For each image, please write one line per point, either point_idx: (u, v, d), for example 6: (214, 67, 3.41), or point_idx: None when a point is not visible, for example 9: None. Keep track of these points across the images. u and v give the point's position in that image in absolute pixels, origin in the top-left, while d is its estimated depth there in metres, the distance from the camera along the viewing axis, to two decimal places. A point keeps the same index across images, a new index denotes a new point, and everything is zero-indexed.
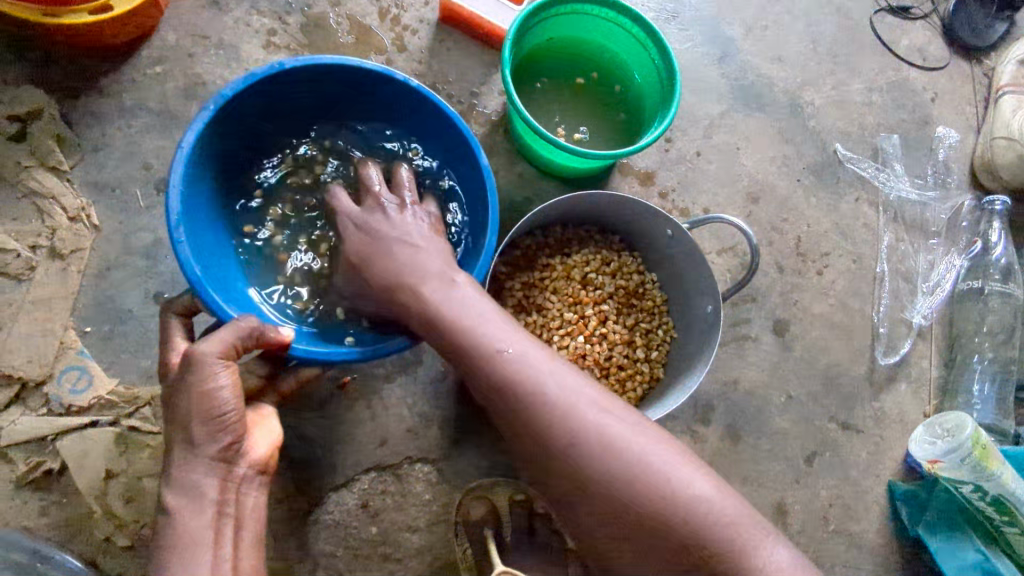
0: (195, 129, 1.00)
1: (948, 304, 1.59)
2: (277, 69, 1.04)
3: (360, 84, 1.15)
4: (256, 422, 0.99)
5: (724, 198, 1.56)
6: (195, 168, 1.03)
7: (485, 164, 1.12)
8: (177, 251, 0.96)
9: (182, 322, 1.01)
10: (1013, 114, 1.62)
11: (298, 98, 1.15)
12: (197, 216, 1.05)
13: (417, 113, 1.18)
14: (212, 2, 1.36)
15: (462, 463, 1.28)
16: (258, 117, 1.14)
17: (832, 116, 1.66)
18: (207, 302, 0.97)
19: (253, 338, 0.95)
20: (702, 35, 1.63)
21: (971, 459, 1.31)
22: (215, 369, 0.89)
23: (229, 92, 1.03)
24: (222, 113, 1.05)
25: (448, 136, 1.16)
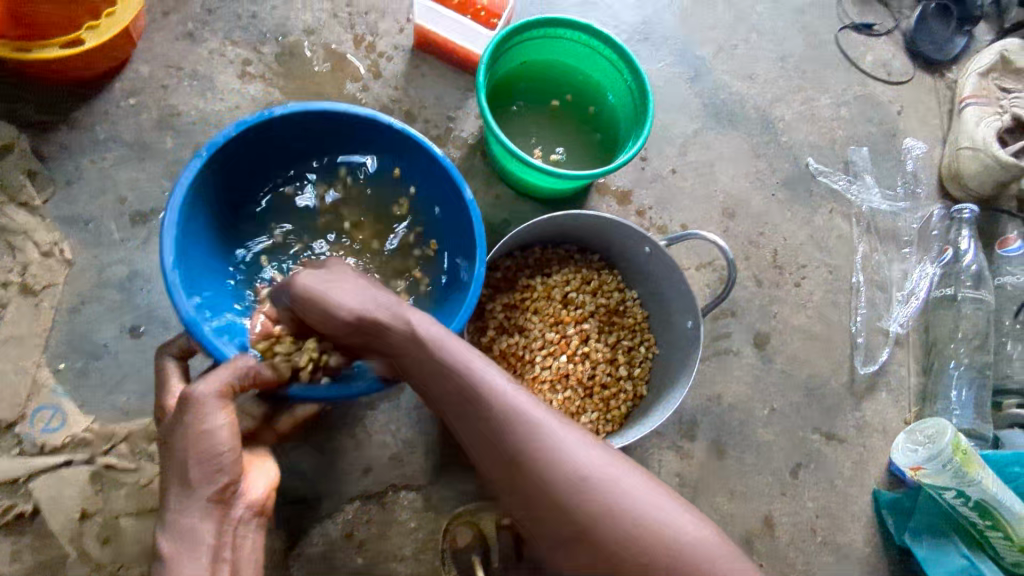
0: (187, 176, 1.01)
1: (922, 312, 1.62)
2: (266, 116, 1.06)
3: (348, 130, 1.16)
4: (254, 464, 0.96)
5: (700, 215, 1.58)
6: (188, 216, 1.04)
7: (470, 197, 1.11)
8: (171, 296, 0.96)
9: (179, 364, 1.03)
10: (976, 125, 1.67)
11: (287, 144, 1.16)
12: (192, 262, 1.05)
13: (408, 156, 1.19)
14: (186, 34, 1.37)
15: (448, 489, 1.27)
16: (249, 166, 1.15)
17: (803, 131, 1.70)
18: (202, 342, 0.96)
19: (251, 378, 0.94)
20: (673, 55, 1.66)
21: (952, 464, 1.31)
22: (211, 409, 0.87)
23: (220, 140, 1.04)
24: (216, 160, 1.06)
25: (435, 174, 1.17)
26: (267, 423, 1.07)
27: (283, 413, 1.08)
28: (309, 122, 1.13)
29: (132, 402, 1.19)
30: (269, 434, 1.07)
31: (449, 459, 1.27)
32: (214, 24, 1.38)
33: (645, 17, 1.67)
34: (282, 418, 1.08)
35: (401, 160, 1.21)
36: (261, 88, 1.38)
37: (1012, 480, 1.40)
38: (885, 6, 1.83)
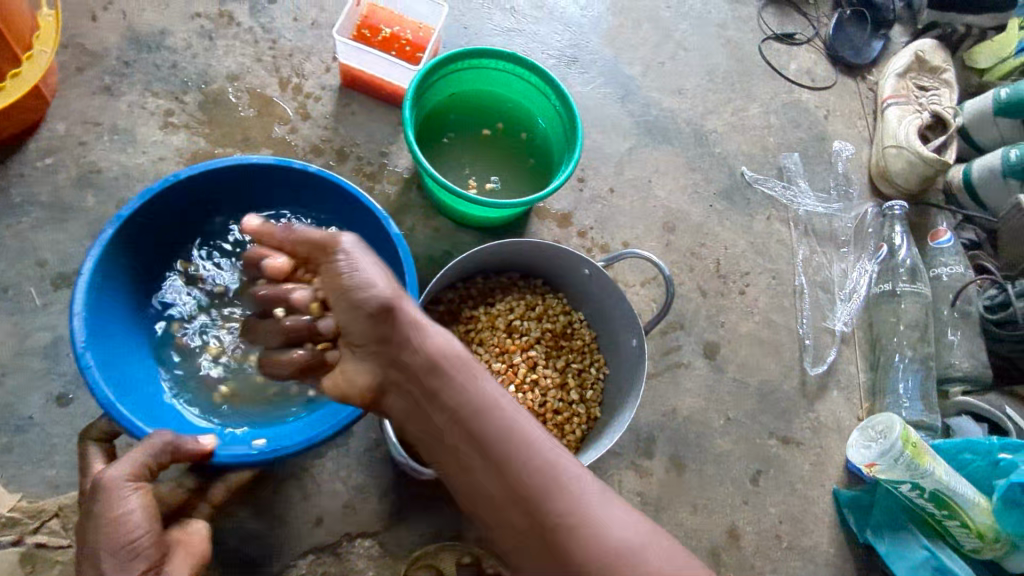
0: (93, 254, 1.00)
1: (864, 309, 1.65)
2: (172, 181, 1.06)
3: (264, 181, 1.17)
4: (179, 543, 0.93)
5: (642, 231, 1.58)
6: (103, 291, 1.03)
7: (395, 232, 1.11)
8: (86, 376, 0.94)
9: (103, 448, 0.99)
10: (898, 124, 1.73)
11: (199, 206, 1.16)
12: (109, 338, 1.03)
13: (325, 199, 1.19)
14: (103, 89, 1.34)
15: (405, 532, 1.24)
16: (168, 232, 1.14)
17: (735, 141, 1.73)
18: (121, 422, 0.94)
19: (168, 453, 0.92)
20: (602, 76, 1.69)
21: (903, 458, 1.32)
22: (122, 493, 0.87)
23: (127, 211, 1.04)
24: (124, 233, 1.05)
25: (359, 212, 1.16)
26: (201, 495, 1.03)
27: (217, 482, 1.04)
28: (217, 180, 1.13)
29: (62, 475, 1.14)
30: (204, 506, 1.03)
31: (404, 501, 1.24)
32: (132, 77, 1.36)
33: (572, 41, 1.70)
34: (215, 488, 1.04)
35: (325, 203, 1.20)
36: (186, 138, 1.35)
37: (964, 467, 1.42)
38: (803, 16, 1.90)
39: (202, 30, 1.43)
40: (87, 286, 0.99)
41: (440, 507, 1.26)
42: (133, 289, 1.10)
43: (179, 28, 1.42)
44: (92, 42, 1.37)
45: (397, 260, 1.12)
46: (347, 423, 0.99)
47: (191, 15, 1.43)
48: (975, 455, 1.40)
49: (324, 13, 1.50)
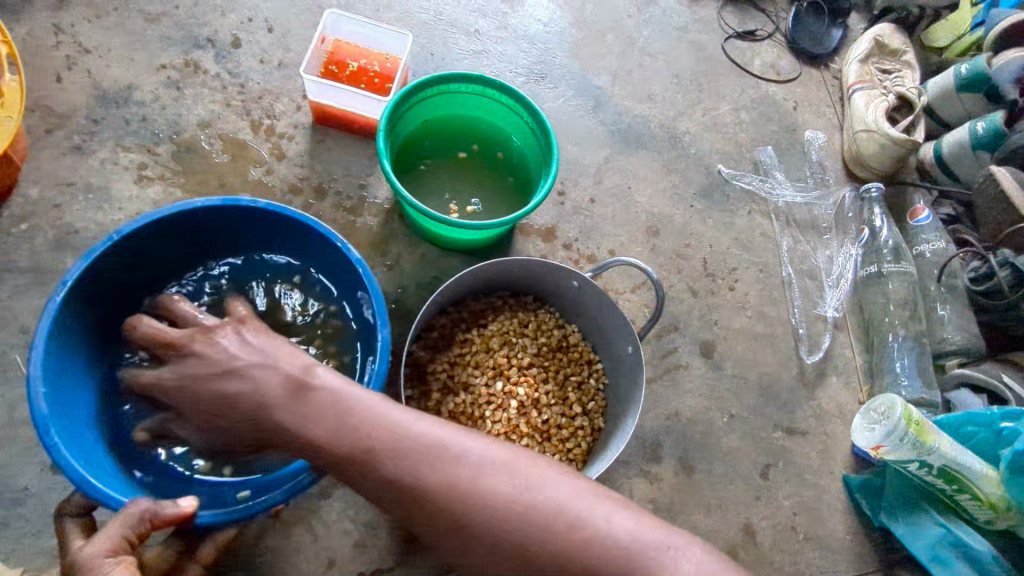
0: (43, 328, 0.96)
1: (854, 292, 1.67)
2: (116, 238, 1.03)
3: (212, 222, 1.14)
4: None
5: (626, 237, 1.59)
6: (58, 365, 0.99)
7: (357, 257, 1.10)
8: (54, 454, 0.90)
9: (80, 522, 0.95)
10: (865, 109, 1.75)
11: (150, 258, 1.12)
12: (69, 407, 0.99)
13: (283, 233, 1.17)
14: (73, 149, 1.33)
15: (419, 565, 1.22)
16: (118, 289, 1.10)
17: (709, 140, 1.75)
18: (95, 495, 0.90)
19: (148, 522, 0.86)
20: (571, 89, 1.71)
21: (909, 437, 1.33)
22: (103, 571, 0.83)
23: (73, 275, 1.00)
24: (72, 300, 1.01)
25: (318, 244, 1.15)
26: (189, 553, 1.00)
27: (205, 540, 1.00)
28: (165, 229, 1.10)
29: None
30: (193, 565, 1.00)
31: (415, 533, 1.22)
32: (102, 133, 1.36)
33: (539, 58, 1.72)
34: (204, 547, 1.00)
35: (281, 237, 1.18)
36: (161, 189, 1.35)
37: (969, 440, 1.42)
38: (762, 13, 1.93)
39: (169, 81, 1.42)
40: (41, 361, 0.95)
41: None
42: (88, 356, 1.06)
43: (146, 81, 1.42)
44: (59, 103, 1.36)
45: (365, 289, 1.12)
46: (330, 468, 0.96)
47: (157, 67, 1.43)
48: (979, 426, 1.40)
49: (290, 53, 1.51)
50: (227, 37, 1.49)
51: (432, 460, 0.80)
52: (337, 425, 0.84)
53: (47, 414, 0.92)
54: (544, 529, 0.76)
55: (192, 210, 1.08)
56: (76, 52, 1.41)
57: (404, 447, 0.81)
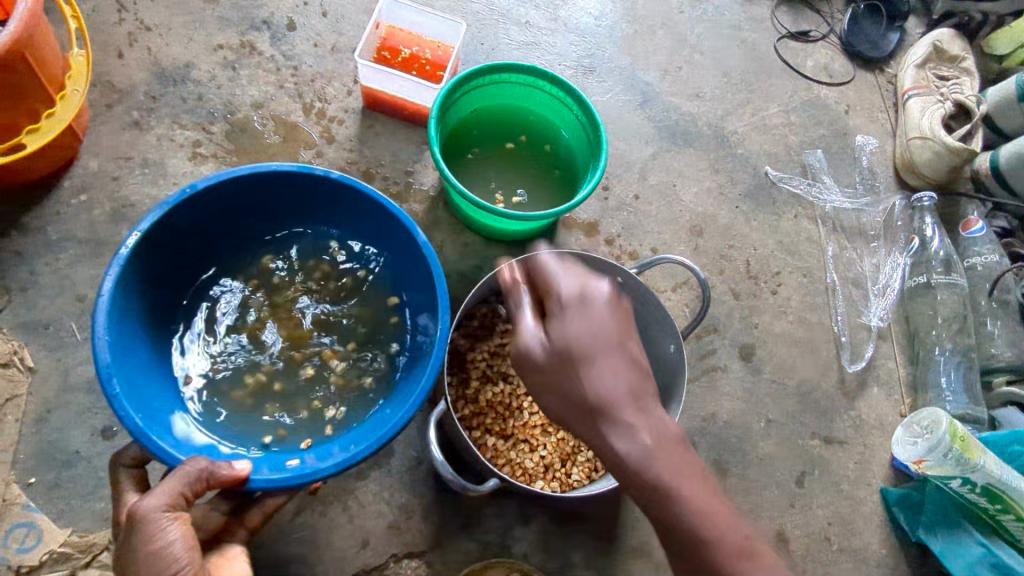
0: (113, 274, 0.97)
1: (899, 302, 1.63)
2: (190, 191, 1.04)
3: (280, 189, 1.15)
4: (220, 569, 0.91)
5: (669, 236, 1.58)
6: (123, 313, 1.00)
7: (423, 240, 1.10)
8: (114, 403, 0.91)
9: (133, 475, 0.96)
10: (921, 115, 1.71)
11: (215, 220, 1.14)
12: (134, 360, 1.00)
13: (341, 205, 1.18)
14: (132, 124, 1.36)
15: (451, 550, 1.23)
16: (183, 244, 1.11)
17: (757, 141, 1.72)
18: (153, 451, 0.92)
19: (204, 481, 0.89)
20: (620, 84, 1.69)
21: (953, 453, 1.30)
22: (162, 525, 0.84)
23: (146, 226, 1.01)
24: (142, 252, 1.03)
25: (377, 215, 1.15)
26: (237, 519, 1.00)
27: (251, 506, 1.00)
28: (234, 190, 1.11)
29: (110, 508, 1.14)
30: (240, 530, 0.99)
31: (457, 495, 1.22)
32: (159, 110, 1.38)
33: (588, 51, 1.71)
34: (251, 512, 1.00)
35: (346, 211, 1.19)
36: (214, 167, 1.37)
37: (1015, 459, 1.38)
38: (816, 13, 1.89)
39: (226, 61, 1.45)
40: (108, 308, 0.96)
41: (484, 523, 1.25)
42: (148, 312, 1.07)
43: (203, 60, 1.44)
44: (120, 78, 1.39)
45: (425, 270, 1.12)
46: (382, 443, 0.97)
47: (214, 47, 1.45)
48: None
49: (343, 37, 1.52)
50: (283, 20, 1.50)
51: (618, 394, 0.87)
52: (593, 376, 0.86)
53: (112, 362, 0.93)
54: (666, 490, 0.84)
55: (262, 173, 1.10)
56: (138, 29, 1.43)
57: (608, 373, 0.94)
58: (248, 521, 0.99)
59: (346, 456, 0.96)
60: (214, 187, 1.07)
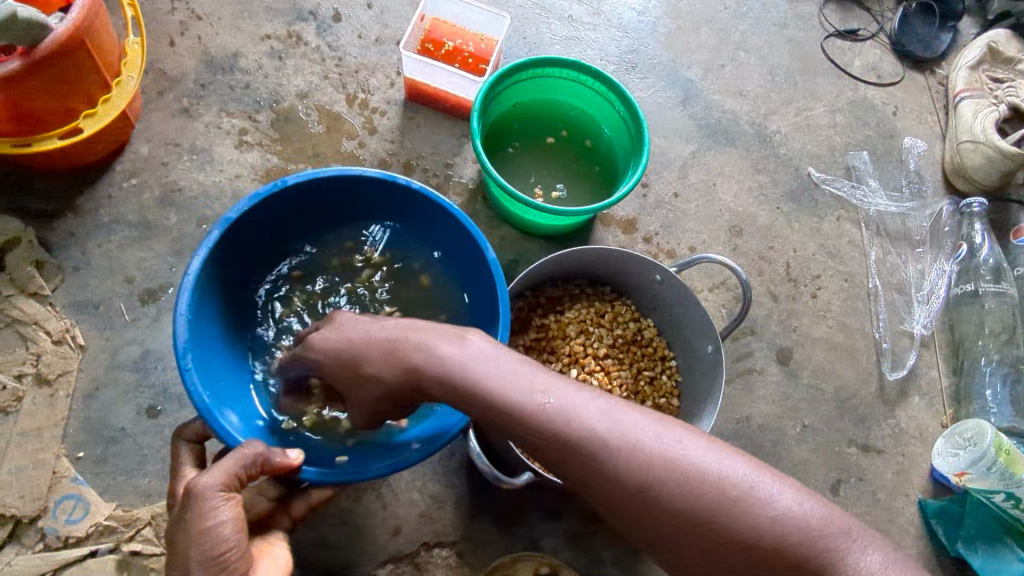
0: (200, 256, 0.98)
1: (945, 310, 1.58)
2: (280, 186, 1.05)
3: (361, 192, 1.15)
4: (263, 552, 0.92)
5: (708, 235, 1.56)
6: (204, 293, 1.01)
7: (492, 257, 1.07)
8: (186, 379, 0.92)
9: (193, 450, 0.98)
10: (973, 118, 1.65)
11: (297, 213, 1.15)
12: (207, 340, 1.01)
13: (415, 215, 1.17)
14: (181, 111, 1.40)
15: (482, 542, 1.24)
16: (264, 233, 1.12)
17: (801, 141, 1.68)
18: (215, 428, 0.92)
19: (259, 466, 0.89)
20: (661, 80, 1.67)
21: (998, 467, 1.28)
22: (214, 504, 0.83)
23: (234, 215, 1.02)
24: (228, 235, 1.04)
25: (449, 228, 1.13)
26: (282, 507, 1.01)
27: (299, 496, 1.02)
28: (321, 188, 1.11)
29: (154, 484, 1.17)
30: (284, 518, 1.01)
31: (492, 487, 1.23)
32: (208, 98, 1.41)
33: (631, 47, 1.69)
34: (297, 502, 1.02)
35: (419, 219, 1.18)
36: (259, 155, 1.40)
37: None
38: (866, 12, 1.84)
39: (272, 51, 1.47)
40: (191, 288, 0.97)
41: (515, 516, 1.26)
42: (223, 298, 1.08)
43: (251, 49, 1.46)
44: (171, 67, 1.42)
45: (489, 286, 1.09)
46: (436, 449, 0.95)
47: (261, 37, 1.48)
48: None
49: (387, 29, 1.53)
50: (328, 11, 1.52)
51: (514, 393, 0.78)
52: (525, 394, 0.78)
53: (189, 340, 0.95)
54: (611, 455, 0.75)
55: (350, 177, 1.09)
56: (189, 18, 1.46)
57: (504, 387, 0.78)
58: (293, 509, 1.01)
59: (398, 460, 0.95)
60: (304, 184, 1.08)
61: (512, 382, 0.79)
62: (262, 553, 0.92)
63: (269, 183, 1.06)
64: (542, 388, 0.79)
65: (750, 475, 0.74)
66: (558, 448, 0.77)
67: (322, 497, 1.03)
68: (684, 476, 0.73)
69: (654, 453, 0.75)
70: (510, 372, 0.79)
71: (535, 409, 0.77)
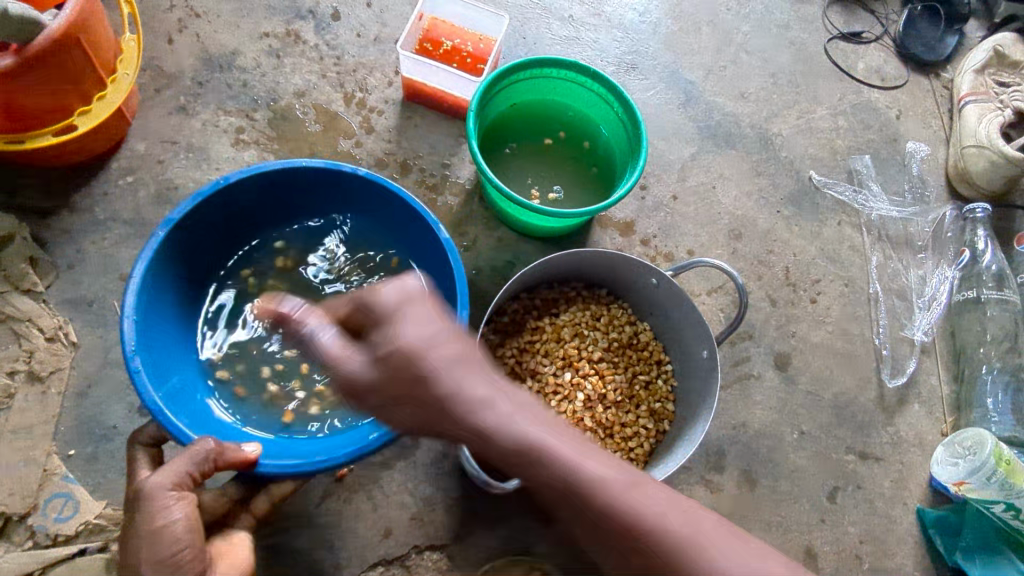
0: (144, 258, 1.00)
1: (946, 316, 1.56)
2: (222, 184, 1.06)
3: (307, 185, 1.16)
4: (223, 554, 0.91)
5: (706, 238, 1.55)
6: (153, 296, 1.02)
7: (446, 237, 1.09)
8: (136, 380, 0.93)
9: (150, 451, 0.97)
10: (978, 122, 1.63)
11: (246, 212, 1.16)
12: (160, 343, 1.02)
13: (368, 203, 1.19)
14: (179, 109, 1.39)
15: (472, 545, 1.23)
16: (211, 236, 1.13)
17: (802, 144, 1.67)
18: (168, 429, 0.93)
19: (212, 461, 0.88)
20: (662, 82, 1.66)
21: (998, 476, 1.28)
22: (165, 504, 0.83)
23: (177, 216, 1.04)
24: (175, 237, 1.05)
25: (402, 213, 1.15)
26: (243, 505, 1.00)
27: (261, 492, 1.00)
28: (267, 185, 1.13)
29: None
30: (247, 516, 0.99)
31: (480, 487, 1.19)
32: (205, 96, 1.41)
33: (631, 47, 1.68)
34: (259, 499, 0.99)
35: (372, 208, 1.19)
36: (256, 154, 1.39)
37: None
38: (871, 14, 1.83)
39: (271, 50, 1.46)
40: (138, 290, 0.99)
41: (507, 519, 1.25)
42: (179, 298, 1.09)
43: (249, 48, 1.46)
44: (169, 64, 1.42)
45: (447, 266, 1.11)
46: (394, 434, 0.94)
47: (260, 35, 1.47)
48: None
49: (386, 28, 1.52)
50: (327, 9, 1.51)
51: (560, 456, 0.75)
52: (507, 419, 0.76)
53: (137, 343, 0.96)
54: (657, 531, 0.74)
55: (295, 169, 1.11)
56: (187, 16, 1.46)
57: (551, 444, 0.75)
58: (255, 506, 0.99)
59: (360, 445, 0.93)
60: (247, 180, 1.09)
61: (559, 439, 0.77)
62: (222, 557, 0.91)
63: (212, 183, 1.08)
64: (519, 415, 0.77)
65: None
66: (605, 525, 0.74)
67: (283, 493, 1.00)
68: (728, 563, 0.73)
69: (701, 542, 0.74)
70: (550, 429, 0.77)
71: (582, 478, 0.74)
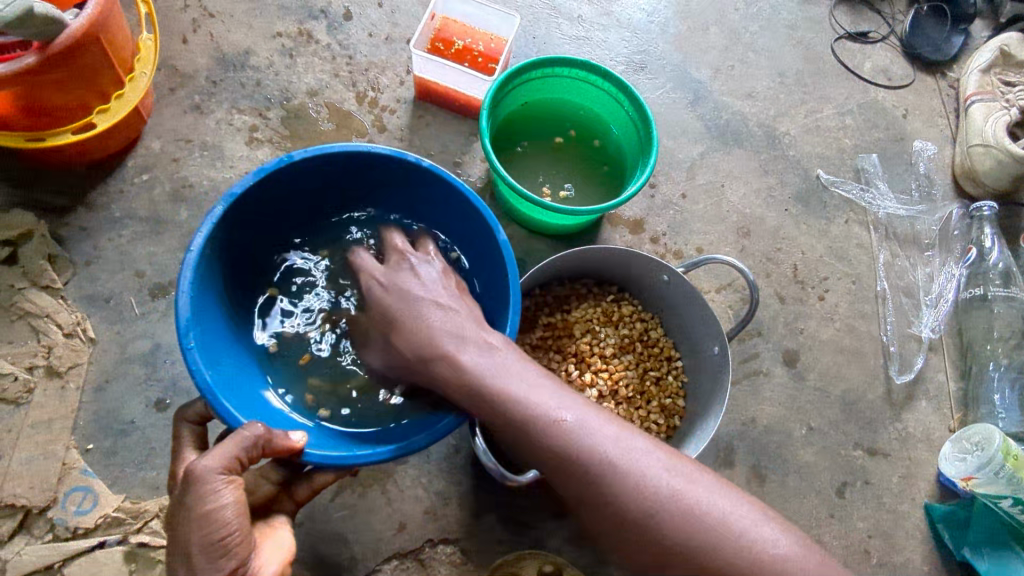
0: (204, 231, 0.96)
1: (953, 314, 1.57)
2: (287, 161, 1.02)
3: (370, 169, 1.13)
4: (266, 536, 0.93)
5: (715, 236, 1.56)
6: (207, 269, 0.99)
7: (504, 239, 1.06)
8: (189, 358, 0.91)
9: (195, 431, 0.97)
10: (984, 121, 1.64)
11: (305, 188, 1.13)
12: (211, 319, 1.00)
13: (427, 194, 1.16)
14: (193, 107, 1.41)
15: (485, 540, 1.24)
16: (267, 214, 1.11)
17: (810, 143, 1.68)
18: (218, 410, 0.91)
19: (259, 448, 0.88)
20: (671, 81, 1.68)
21: (1005, 472, 1.29)
22: (215, 487, 0.83)
23: (239, 190, 1.00)
24: (233, 211, 1.02)
25: (458, 208, 1.13)
26: (286, 491, 1.00)
27: (302, 482, 1.00)
28: (330, 165, 1.09)
29: (161, 477, 1.18)
30: (288, 502, 1.00)
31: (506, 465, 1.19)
32: (219, 95, 1.42)
33: (640, 47, 1.69)
34: (300, 487, 1.00)
35: (429, 198, 1.17)
36: (270, 152, 1.41)
37: None
38: (877, 13, 1.83)
39: (284, 49, 1.48)
40: (195, 263, 0.96)
41: (519, 513, 1.26)
42: (229, 271, 1.07)
43: (262, 47, 1.47)
44: (184, 64, 1.43)
45: (499, 268, 1.09)
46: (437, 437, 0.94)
47: (273, 34, 1.49)
48: None
49: (397, 28, 1.53)
50: (339, 9, 1.53)
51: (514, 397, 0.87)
52: (543, 407, 0.86)
53: (191, 318, 0.93)
54: (600, 463, 0.82)
55: (360, 154, 1.07)
56: (201, 16, 1.47)
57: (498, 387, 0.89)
58: (297, 494, 1.00)
59: (404, 445, 0.92)
60: (312, 159, 1.05)
61: (521, 382, 0.89)
62: (265, 537, 0.93)
63: (275, 157, 1.03)
64: (561, 405, 0.86)
65: (741, 514, 0.79)
66: (568, 462, 0.83)
67: (325, 482, 1.01)
68: (670, 504, 0.79)
69: (646, 480, 0.80)
70: (513, 373, 0.90)
71: (542, 417, 0.85)
